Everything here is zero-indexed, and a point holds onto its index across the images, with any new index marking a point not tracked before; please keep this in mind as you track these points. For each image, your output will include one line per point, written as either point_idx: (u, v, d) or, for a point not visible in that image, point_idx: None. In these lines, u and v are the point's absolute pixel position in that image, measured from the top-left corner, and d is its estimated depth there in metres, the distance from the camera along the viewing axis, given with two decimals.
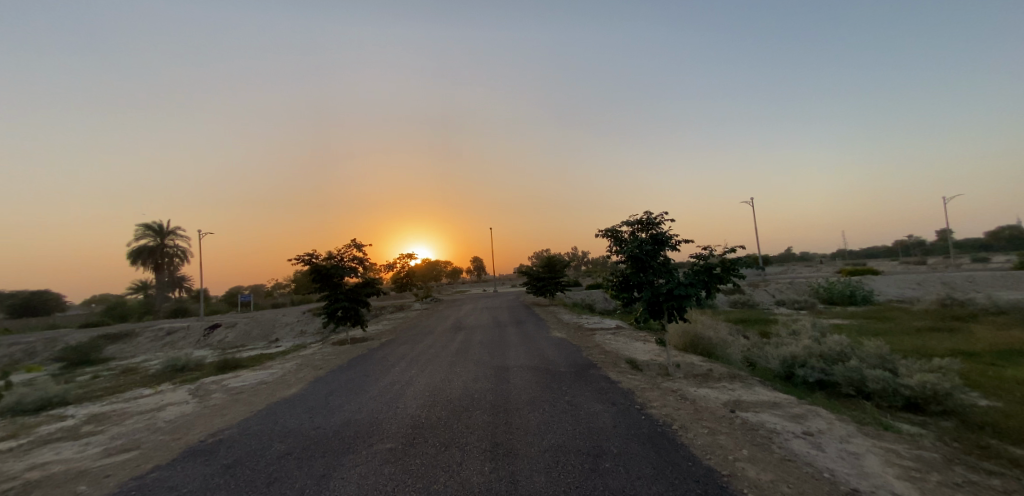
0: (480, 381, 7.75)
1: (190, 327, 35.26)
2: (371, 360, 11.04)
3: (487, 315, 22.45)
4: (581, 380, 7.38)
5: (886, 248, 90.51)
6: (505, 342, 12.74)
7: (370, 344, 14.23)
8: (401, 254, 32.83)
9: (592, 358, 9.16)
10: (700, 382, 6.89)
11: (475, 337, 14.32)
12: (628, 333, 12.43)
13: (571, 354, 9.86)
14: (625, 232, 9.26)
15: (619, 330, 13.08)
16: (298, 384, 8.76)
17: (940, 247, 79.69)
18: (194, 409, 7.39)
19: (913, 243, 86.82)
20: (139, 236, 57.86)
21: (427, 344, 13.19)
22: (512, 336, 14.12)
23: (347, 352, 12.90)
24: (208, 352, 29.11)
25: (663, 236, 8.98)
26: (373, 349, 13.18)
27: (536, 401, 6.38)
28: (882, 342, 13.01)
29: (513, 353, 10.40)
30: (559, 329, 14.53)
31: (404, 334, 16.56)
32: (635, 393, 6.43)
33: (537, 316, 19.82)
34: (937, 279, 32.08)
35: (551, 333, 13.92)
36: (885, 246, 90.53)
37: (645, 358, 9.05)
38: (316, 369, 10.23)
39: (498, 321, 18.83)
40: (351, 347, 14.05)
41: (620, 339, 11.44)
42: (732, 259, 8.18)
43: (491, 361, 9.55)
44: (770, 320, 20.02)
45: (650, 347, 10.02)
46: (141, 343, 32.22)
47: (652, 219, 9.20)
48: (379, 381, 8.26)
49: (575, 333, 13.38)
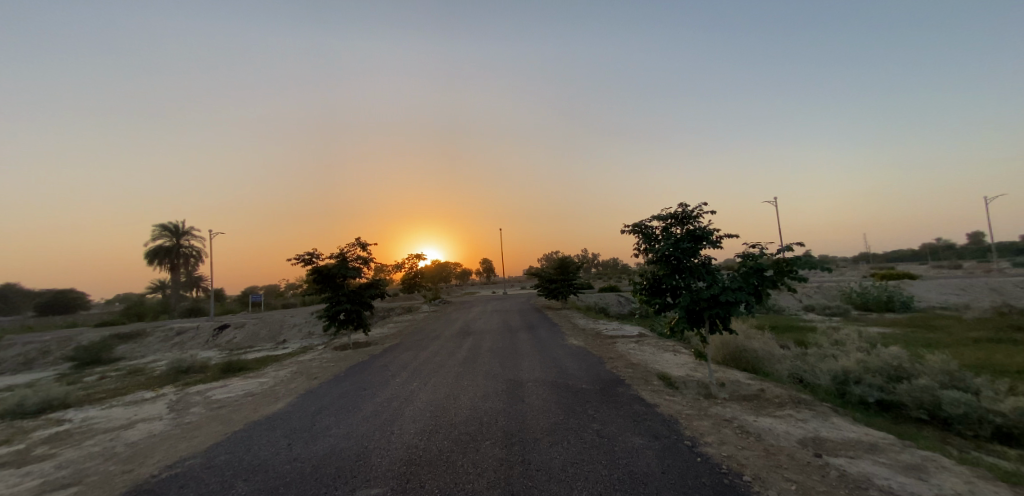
0: (489, 400, 6.61)
1: (200, 327, 34.92)
2: (370, 369, 9.98)
3: (498, 320, 21.27)
4: (609, 402, 6.21)
5: (913, 252, 87.28)
6: (518, 350, 11.59)
7: (374, 350, 13.21)
8: (411, 254, 31.98)
9: (619, 373, 7.95)
10: (757, 408, 5.65)
11: (485, 344, 13.21)
12: (654, 342, 11.18)
13: (592, 366, 8.69)
14: (656, 229, 8.04)
15: (643, 339, 11.83)
16: (286, 397, 7.56)
17: (973, 251, 76.41)
18: (163, 427, 6.29)
19: (943, 247, 83.40)
20: (156, 236, 58.35)
21: (433, 351, 12.12)
22: (525, 343, 12.94)
23: (347, 359, 11.91)
24: (215, 353, 28.61)
25: (701, 232, 7.73)
26: (376, 355, 12.16)
27: (557, 429, 5.24)
28: (945, 357, 11.53)
29: (527, 365, 9.24)
30: (576, 336, 13.32)
31: (410, 338, 15.51)
32: (679, 422, 5.22)
33: (551, 321, 18.66)
34: (979, 284, 30.10)
35: (568, 340, 12.73)
36: (912, 251, 87.35)
37: (679, 374, 7.82)
38: (310, 379, 9.18)
39: (509, 326, 17.69)
40: (352, 353, 13.06)
41: (646, 349, 10.22)
42: (789, 259, 6.86)
43: (503, 374, 8.41)
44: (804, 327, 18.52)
45: (683, 360, 8.78)
46: (151, 343, 31.87)
47: (688, 212, 7.96)
48: (375, 396, 7.14)
49: (595, 341, 12.16)
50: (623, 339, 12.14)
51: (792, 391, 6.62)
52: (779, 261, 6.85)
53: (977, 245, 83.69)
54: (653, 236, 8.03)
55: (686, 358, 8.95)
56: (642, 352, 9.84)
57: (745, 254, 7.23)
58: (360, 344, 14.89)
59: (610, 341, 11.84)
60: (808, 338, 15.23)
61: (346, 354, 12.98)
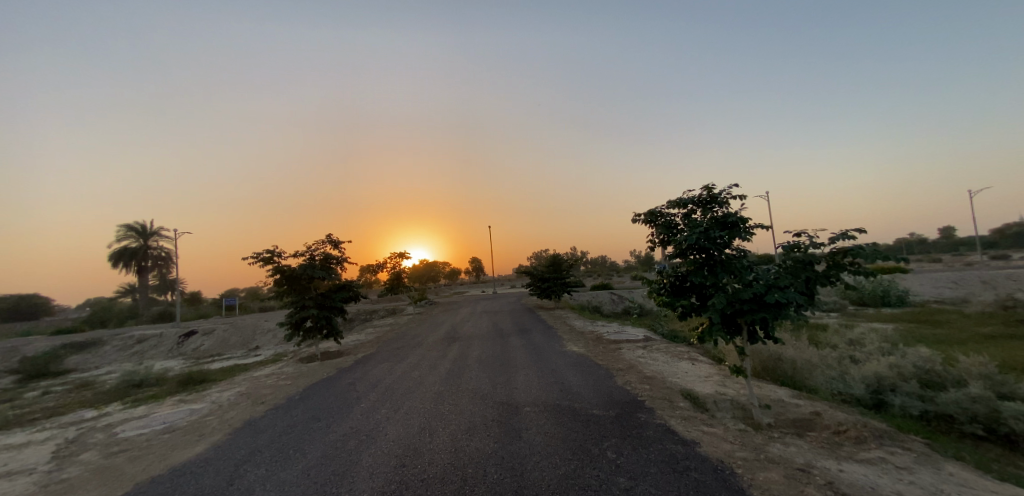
0: (476, 437, 5.08)
1: (164, 334, 32.55)
2: (334, 389, 8.35)
3: (486, 322, 19.71)
4: (634, 437, 4.77)
5: (891, 246, 89.12)
6: (509, 360, 10.10)
7: (345, 362, 11.59)
8: (393, 253, 30.18)
9: (634, 392, 6.54)
10: (828, 447, 4.30)
11: (471, 352, 11.72)
12: (664, 349, 9.84)
13: (599, 382, 7.25)
14: (676, 217, 6.63)
15: (651, 345, 10.50)
16: (214, 434, 5.86)
17: (949, 244, 78.14)
18: (26, 486, 4.57)
19: (921, 241, 85.12)
20: (120, 237, 54.92)
21: (412, 363, 10.54)
22: (516, 350, 11.47)
23: (311, 375, 10.26)
24: (178, 364, 26.51)
25: (731, 218, 6.28)
26: (346, 369, 10.55)
27: (571, 488, 3.75)
28: (977, 357, 10.52)
29: (521, 381, 7.74)
30: (575, 341, 11.90)
31: (386, 347, 13.87)
32: (738, 474, 3.80)
33: (543, 323, 17.24)
34: (970, 277, 29.91)
35: (565, 347, 11.30)
36: (890, 245, 89.15)
37: (708, 392, 6.43)
38: (257, 403, 7.51)
39: (499, 330, 16.15)
40: (318, 366, 11.39)
41: (659, 357, 8.87)
42: (847, 249, 5.38)
43: (493, 396, 6.90)
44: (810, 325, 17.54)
45: (707, 373, 7.41)
46: (108, 352, 29.39)
47: (714, 195, 6.52)
48: (330, 432, 5.52)
49: (596, 347, 10.75)
50: (628, 344, 10.79)
51: (857, 415, 5.28)
52: (834, 251, 5.41)
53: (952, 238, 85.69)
54: (672, 224, 6.64)
55: (709, 369, 7.61)
56: (655, 361, 8.50)
57: (788, 243, 5.80)
58: (329, 354, 13.20)
59: (614, 348, 10.49)
60: (819, 337, 14.15)
61: (310, 367, 11.31)
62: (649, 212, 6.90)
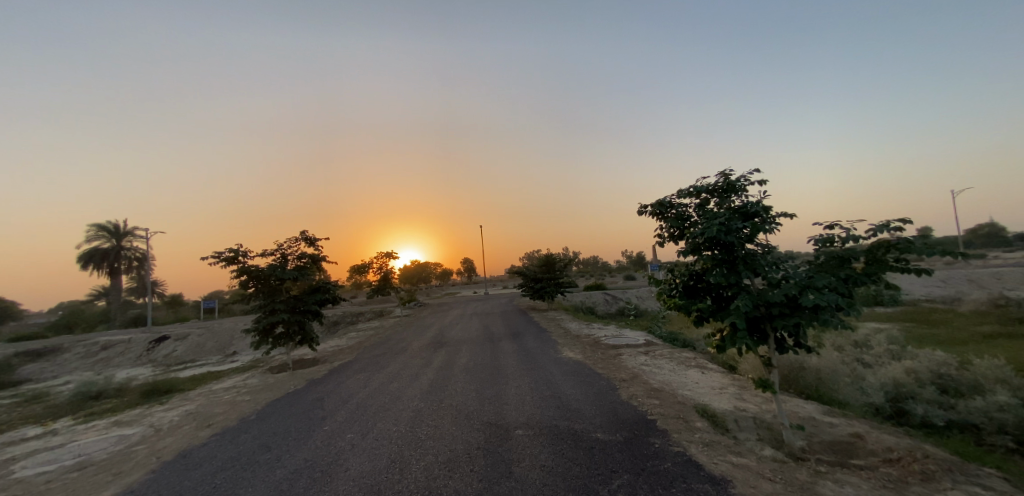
0: (455, 474, 4.15)
1: (133, 340, 30.88)
2: (299, 405, 7.36)
3: (475, 325, 18.70)
4: (646, 471, 3.91)
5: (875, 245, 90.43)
6: (500, 368, 9.21)
7: (318, 372, 10.52)
8: (379, 253, 29.00)
9: (642, 408, 5.69)
10: (892, 487, 3.46)
11: (458, 359, 10.78)
12: (669, 356, 8.98)
13: (600, 397, 6.34)
14: (691, 208, 5.85)
15: (654, 351, 9.64)
16: (135, 473, 4.81)
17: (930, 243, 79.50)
18: None
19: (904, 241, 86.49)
20: (93, 237, 52.62)
21: (391, 373, 9.54)
22: (507, 357, 10.52)
23: (277, 388, 9.21)
24: (146, 372, 25.02)
25: (752, 205, 5.50)
26: (316, 380, 9.51)
27: None
28: (997, 359, 9.90)
29: (511, 395, 6.84)
30: (571, 347, 11.06)
31: (366, 354, 12.82)
32: None
33: (536, 326, 16.33)
34: (961, 276, 29.87)
35: (561, 353, 10.45)
36: (874, 245, 90.47)
37: (727, 407, 5.54)
38: (204, 427, 6.52)
39: (489, 334, 15.19)
40: (286, 377, 10.30)
41: (665, 366, 7.99)
42: (890, 242, 4.50)
43: (478, 415, 5.97)
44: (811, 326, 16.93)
45: (722, 384, 6.54)
46: (68, 362, 28.38)
47: (732, 183, 5.77)
48: (277, 469, 4.53)
49: (595, 354, 9.91)
50: (629, 351, 9.91)
51: (911, 437, 4.46)
52: (876, 245, 4.53)
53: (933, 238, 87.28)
54: (684, 215, 5.91)
55: (722, 381, 6.75)
56: (662, 372, 7.61)
57: (820, 237, 4.94)
58: (301, 363, 12.07)
59: (614, 355, 9.60)
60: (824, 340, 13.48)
61: (278, 378, 10.21)
62: (658, 202, 6.19)
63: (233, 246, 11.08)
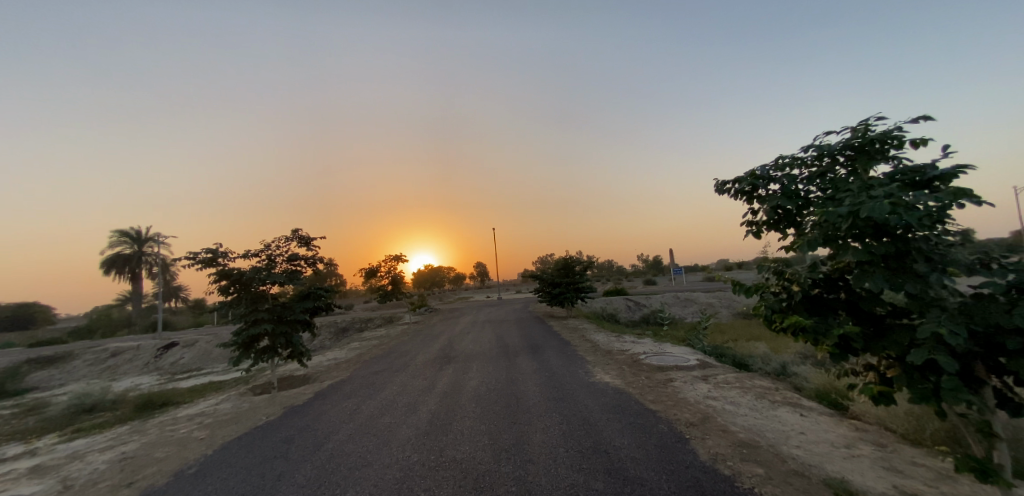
0: None
1: (142, 346, 30.13)
2: (256, 450, 5.63)
3: (489, 335, 16.85)
4: None
5: None
6: (518, 397, 7.37)
7: (303, 395, 8.85)
8: (389, 257, 27.51)
9: (738, 482, 3.73)
10: None
11: (467, 381, 8.97)
12: (739, 385, 6.91)
13: (670, 457, 4.37)
14: (801, 184, 3.88)
15: (714, 377, 7.59)
16: None
17: None
18: None
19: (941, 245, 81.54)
20: (115, 243, 52.94)
21: (384, 401, 7.75)
22: (528, 380, 8.65)
23: (247, 416, 7.56)
24: (150, 381, 24.07)
25: (920, 167, 3.30)
26: (295, 408, 7.81)
27: None
28: None
29: (536, 447, 4.95)
30: (603, 368, 9.12)
31: (362, 371, 11.14)
32: None
33: (556, 338, 14.41)
34: None
35: (592, 376, 8.55)
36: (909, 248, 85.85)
37: (883, 487, 3.48)
38: (121, 487, 4.83)
39: (505, 347, 13.37)
40: (265, 400, 8.65)
41: (743, 404, 5.91)
42: None
43: (488, 485, 4.11)
44: None
45: (846, 439, 4.46)
46: (78, 368, 27.78)
47: (875, 135, 3.63)
48: None
49: (638, 379, 7.96)
50: (681, 375, 7.87)
51: None
52: None
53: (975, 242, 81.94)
54: (790, 191, 3.93)
55: (840, 433, 4.65)
56: (745, 413, 5.51)
57: None
58: (288, 385, 10.37)
59: (664, 382, 7.57)
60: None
61: (255, 402, 8.58)
62: (748, 176, 4.26)
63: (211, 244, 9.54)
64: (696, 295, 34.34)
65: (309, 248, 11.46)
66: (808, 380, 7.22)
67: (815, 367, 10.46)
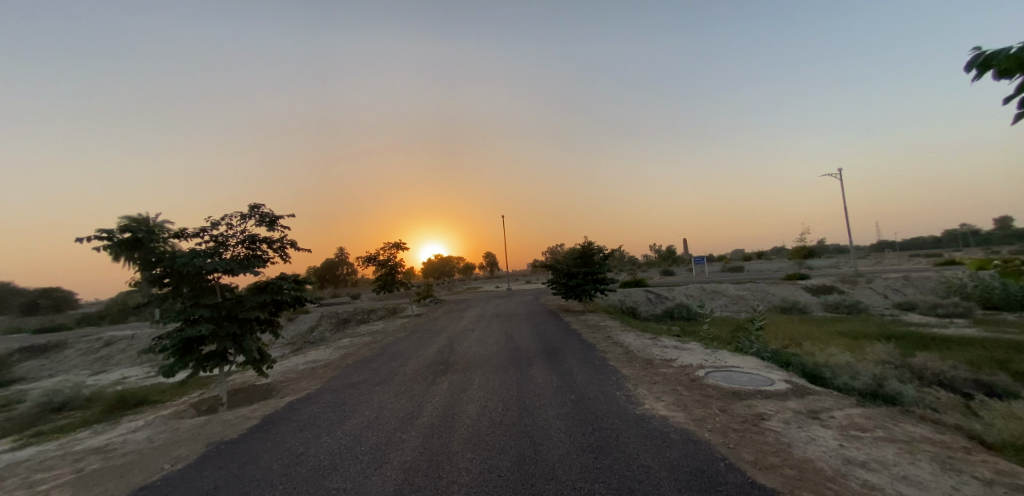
0: None
1: (137, 336, 28.55)
2: None
3: (497, 334, 14.48)
4: None
5: (937, 237, 83.42)
6: (534, 441, 5.00)
7: (246, 419, 6.61)
8: (389, 243, 25.29)
9: None
10: None
11: (463, 404, 6.66)
12: (884, 436, 4.41)
13: None
14: None
15: (830, 415, 5.06)
16: None
17: (1001, 239, 73.10)
18: None
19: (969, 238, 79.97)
20: None
21: (346, 439, 5.47)
22: (550, 408, 6.26)
23: (156, 454, 5.37)
24: (138, 373, 22.43)
25: None
26: (226, 443, 5.61)
27: None
28: None
29: None
30: (648, 391, 6.69)
31: (337, 383, 8.89)
32: None
33: (578, 340, 11.95)
34: None
35: (635, 404, 6.14)
36: (937, 237, 83.39)
37: None
38: None
39: (515, 350, 11.06)
40: (195, 426, 6.43)
41: (931, 487, 3.40)
42: None
43: None
44: (971, 356, 11.87)
45: None
46: (69, 358, 26.43)
47: None
48: None
49: (706, 413, 5.50)
50: (774, 409, 5.37)
51: None
52: None
53: (1005, 230, 78.56)
54: None
55: None
56: None
57: None
58: (239, 401, 8.15)
59: (753, 420, 5.08)
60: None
61: (181, 429, 6.38)
62: None
63: (136, 215, 7.24)
64: (722, 287, 31.45)
65: (273, 228, 9.23)
66: (990, 430, 4.64)
67: (927, 392, 7.99)
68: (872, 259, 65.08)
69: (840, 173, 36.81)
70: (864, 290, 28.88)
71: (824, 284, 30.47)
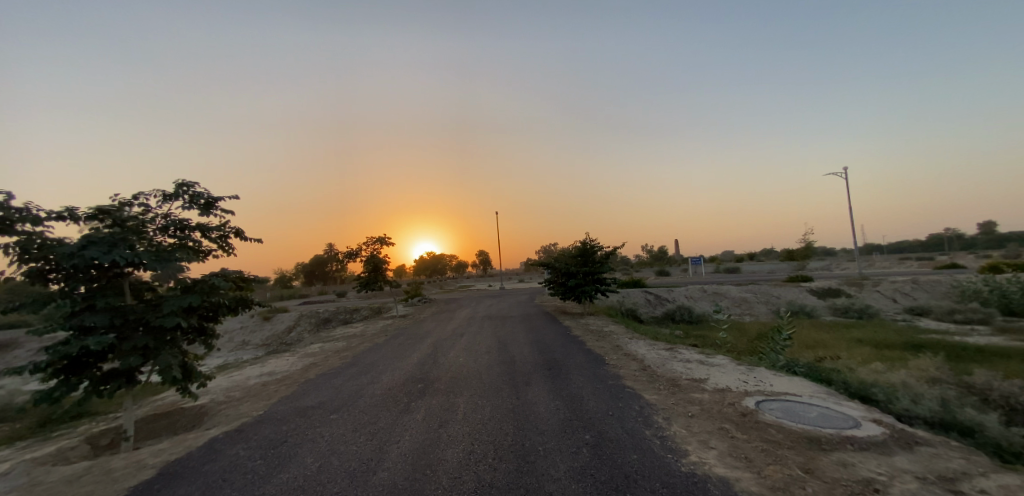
0: None
1: None
2: None
3: (488, 340, 12.71)
4: None
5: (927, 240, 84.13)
6: None
7: (137, 470, 4.59)
8: (372, 238, 23.45)
9: None
10: None
11: (441, 451, 4.95)
12: None
13: None
14: None
15: (977, 489, 3.42)
16: None
17: (993, 242, 73.36)
18: None
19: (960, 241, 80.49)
20: None
21: None
22: (559, 458, 4.55)
23: None
24: None
25: None
26: None
27: None
28: None
29: None
30: (686, 432, 5.03)
31: (287, 415, 7.04)
32: None
33: (583, 351, 10.24)
34: None
35: (675, 455, 4.47)
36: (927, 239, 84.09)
37: None
38: None
39: (509, 363, 9.43)
40: (59, 484, 4.40)
41: None
42: None
43: None
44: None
45: None
46: (19, 359, 24.15)
47: None
48: None
49: (783, 474, 3.84)
50: (886, 473, 3.72)
51: None
52: None
53: (994, 234, 79.09)
54: None
55: None
56: None
57: None
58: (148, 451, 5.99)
59: (864, 493, 3.43)
60: None
61: (38, 489, 4.35)
62: None
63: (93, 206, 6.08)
64: (724, 288, 30.11)
65: (210, 212, 7.47)
66: None
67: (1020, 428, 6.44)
68: (867, 261, 64.40)
69: (846, 172, 35.79)
70: (872, 293, 27.63)
71: (830, 287, 29.14)
